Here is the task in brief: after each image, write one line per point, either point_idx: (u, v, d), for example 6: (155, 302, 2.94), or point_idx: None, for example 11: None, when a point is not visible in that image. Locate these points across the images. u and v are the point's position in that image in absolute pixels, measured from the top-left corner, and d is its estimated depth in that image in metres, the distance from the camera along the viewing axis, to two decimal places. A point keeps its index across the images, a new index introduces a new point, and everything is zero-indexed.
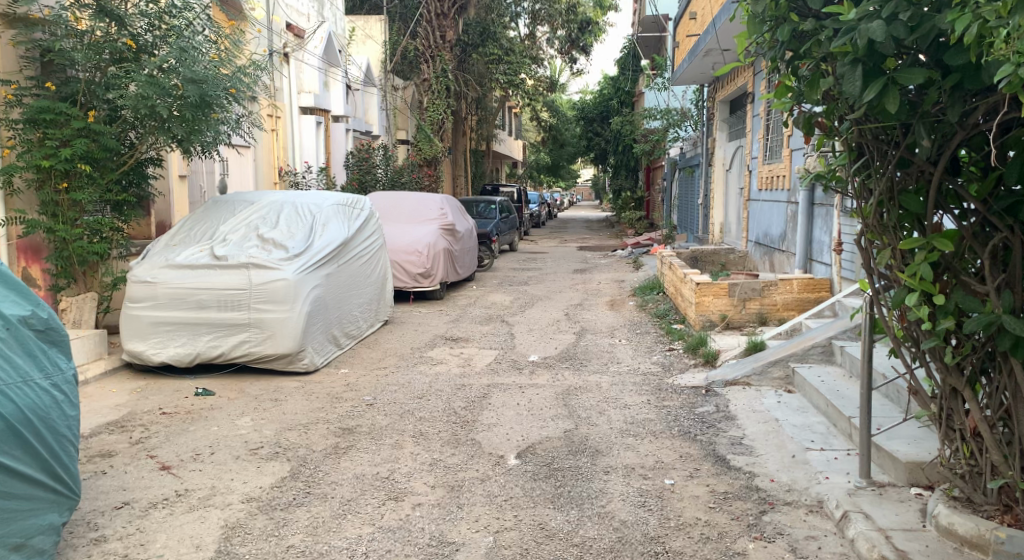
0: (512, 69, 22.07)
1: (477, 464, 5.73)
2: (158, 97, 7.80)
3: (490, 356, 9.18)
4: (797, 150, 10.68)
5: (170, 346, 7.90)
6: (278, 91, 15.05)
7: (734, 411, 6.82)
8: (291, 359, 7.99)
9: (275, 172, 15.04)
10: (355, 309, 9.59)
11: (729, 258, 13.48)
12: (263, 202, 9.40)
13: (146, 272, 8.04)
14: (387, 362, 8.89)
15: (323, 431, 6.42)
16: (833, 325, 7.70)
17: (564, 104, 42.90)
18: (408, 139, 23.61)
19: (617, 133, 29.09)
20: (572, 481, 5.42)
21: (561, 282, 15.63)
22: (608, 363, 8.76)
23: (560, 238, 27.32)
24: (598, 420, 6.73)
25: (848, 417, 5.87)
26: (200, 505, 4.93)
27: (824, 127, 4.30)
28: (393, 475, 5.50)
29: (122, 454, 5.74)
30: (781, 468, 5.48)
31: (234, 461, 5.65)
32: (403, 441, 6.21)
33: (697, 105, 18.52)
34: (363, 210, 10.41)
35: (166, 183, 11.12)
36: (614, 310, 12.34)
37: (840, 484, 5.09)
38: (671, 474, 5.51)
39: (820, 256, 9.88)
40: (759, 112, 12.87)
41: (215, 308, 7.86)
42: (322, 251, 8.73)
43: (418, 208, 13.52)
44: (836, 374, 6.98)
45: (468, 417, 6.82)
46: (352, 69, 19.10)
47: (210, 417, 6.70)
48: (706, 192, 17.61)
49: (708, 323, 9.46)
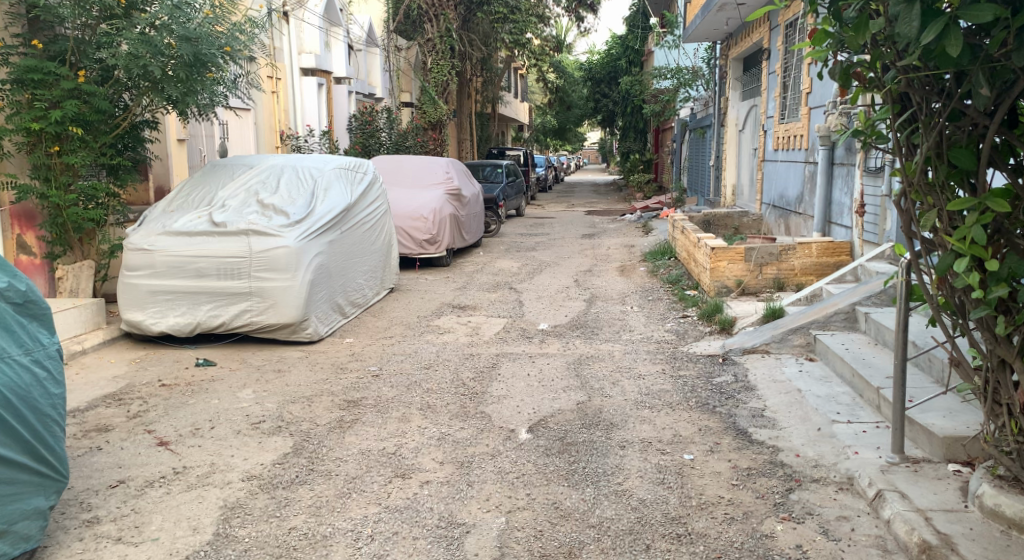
0: (518, 27, 21.58)
1: (488, 438, 5.49)
2: (151, 57, 7.54)
3: (499, 324, 8.92)
4: (817, 108, 10.33)
5: (169, 316, 7.65)
6: (278, 51, 14.69)
7: (754, 381, 6.55)
8: (295, 329, 7.74)
9: (276, 135, 14.72)
10: (360, 277, 9.32)
11: (742, 221, 13.15)
12: (263, 165, 9.12)
13: (143, 239, 7.77)
14: (393, 331, 8.63)
15: (327, 404, 6.18)
16: (856, 290, 7.40)
17: (570, 65, 42.28)
18: (412, 101, 23.29)
19: (625, 94, 28.60)
20: (587, 456, 5.18)
21: (569, 247, 15.32)
22: (620, 332, 8.48)
23: (568, 203, 26.94)
24: (612, 391, 6.47)
25: (876, 388, 5.60)
26: (198, 483, 4.68)
27: (864, 77, 4.04)
28: (399, 451, 5.26)
29: (119, 429, 5.50)
30: (807, 442, 5.21)
31: (234, 436, 5.40)
32: (410, 414, 5.96)
33: (709, 64, 18.12)
34: (366, 173, 10.11)
35: (164, 146, 10.83)
36: (625, 275, 12.04)
37: (870, 460, 4.84)
38: (691, 449, 5.25)
39: (840, 218, 9.56)
40: (774, 69, 12.50)
41: (215, 276, 7.60)
42: (325, 216, 8.45)
43: (423, 171, 13.20)
44: (861, 342, 6.70)
45: (477, 388, 6.58)
46: (353, 28, 18.69)
47: (211, 389, 6.46)
48: (717, 154, 17.24)
49: (723, 289, 9.16)
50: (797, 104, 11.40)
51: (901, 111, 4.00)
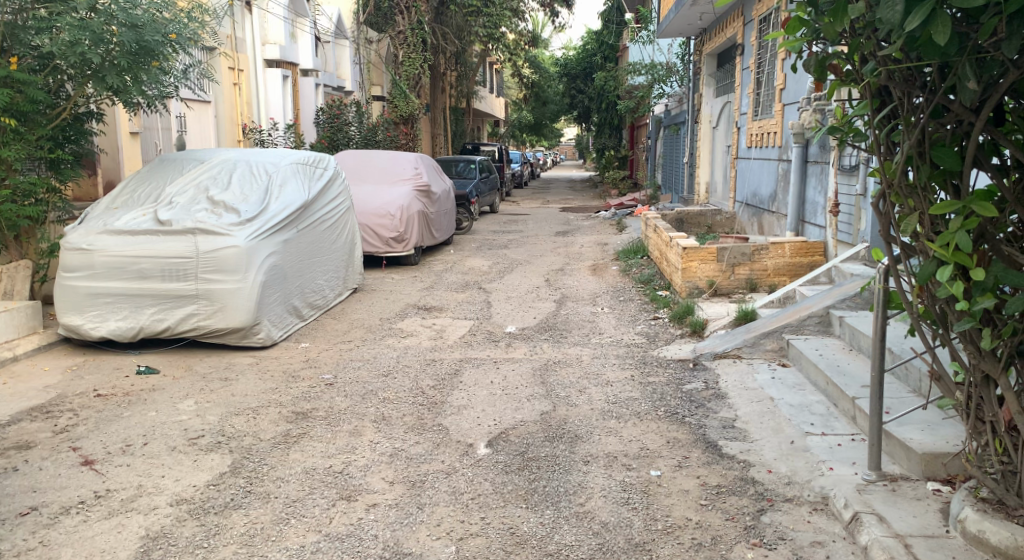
0: (491, 21, 21.03)
1: (443, 454, 5.14)
2: (91, 44, 7.29)
3: (464, 327, 8.57)
4: (791, 104, 10.06)
5: (109, 321, 7.26)
6: (239, 43, 14.33)
7: (725, 388, 6.24)
8: (245, 333, 7.37)
9: (239, 129, 14.35)
10: (319, 278, 8.95)
11: (716, 219, 12.87)
12: (215, 160, 8.71)
13: (82, 238, 7.38)
14: (353, 335, 8.25)
15: (275, 416, 5.81)
16: (831, 292, 7.11)
17: (547, 60, 41.99)
18: (383, 95, 22.90)
19: (601, 89, 28.30)
20: (548, 473, 4.84)
21: (542, 245, 14.99)
22: (589, 335, 8.16)
23: (544, 200, 26.62)
24: (578, 400, 6.14)
25: (853, 398, 5.29)
26: (120, 509, 4.37)
27: (839, 69, 3.75)
28: (347, 469, 4.91)
29: (42, 446, 5.17)
30: (779, 456, 4.89)
31: (168, 455, 5.05)
32: (363, 427, 5.61)
33: (684, 59, 17.89)
34: (326, 168, 9.72)
35: (113, 139, 10.50)
36: (597, 274, 11.73)
37: (846, 477, 4.52)
38: (657, 464, 4.94)
39: (814, 217, 9.29)
40: (748, 64, 12.24)
41: (159, 278, 7.22)
42: (279, 214, 8.07)
43: (390, 167, 12.81)
44: (836, 347, 6.41)
45: (437, 398, 6.23)
46: (321, 20, 18.32)
47: (150, 400, 6.09)
48: (692, 150, 16.99)
49: (695, 290, 8.86)
50: (771, 100, 11.12)
51: (881, 105, 3.69)
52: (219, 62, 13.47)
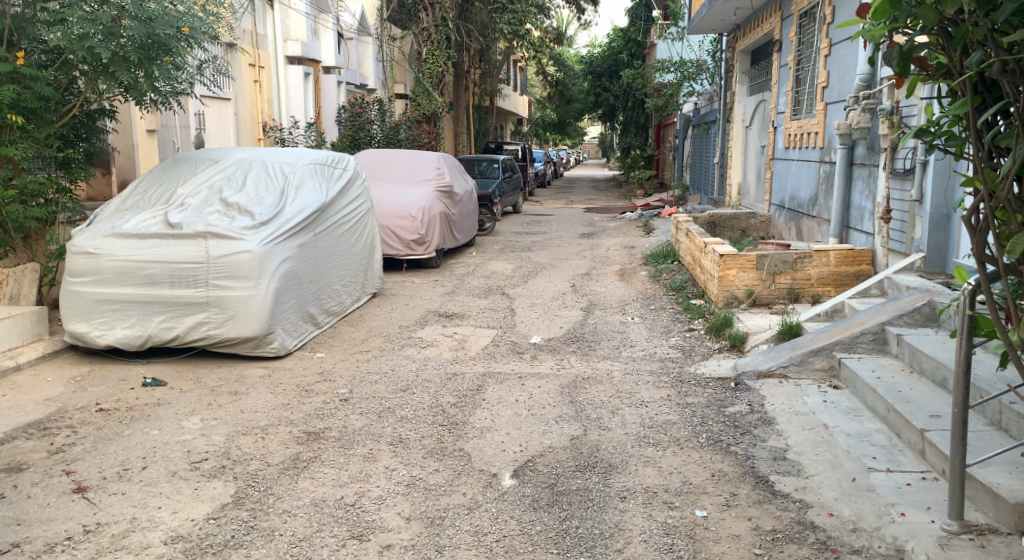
0: (516, 18, 20.55)
1: (465, 486, 4.68)
2: (99, 37, 6.91)
3: (487, 337, 8.11)
4: (835, 103, 9.54)
5: (117, 329, 6.86)
6: (260, 38, 13.97)
7: (772, 412, 5.74)
8: (258, 342, 6.96)
9: (259, 127, 14.00)
10: (336, 283, 8.52)
11: (749, 223, 12.34)
12: (230, 160, 8.31)
13: (88, 241, 6.99)
14: (370, 344, 7.82)
15: (284, 437, 5.37)
16: (885, 307, 6.57)
17: (571, 59, 41.44)
18: (406, 93, 22.50)
19: (627, 87, 27.75)
20: (581, 512, 4.39)
21: (567, 248, 14.50)
22: (620, 347, 7.68)
23: (567, 200, 26.10)
24: (611, 423, 5.66)
25: (920, 429, 4.78)
26: (109, 547, 3.99)
27: (928, 64, 3.35)
28: (360, 502, 4.48)
29: (33, 469, 4.78)
30: (841, 497, 4.41)
31: (167, 481, 4.63)
32: (378, 451, 5.16)
33: (714, 56, 17.36)
34: (346, 169, 9.29)
35: (127, 136, 10.17)
36: (625, 281, 11.23)
37: (921, 525, 4.05)
38: (703, 502, 4.46)
39: (859, 224, 8.75)
40: (786, 61, 11.71)
41: (169, 284, 6.82)
42: (295, 217, 7.65)
43: (413, 166, 12.38)
44: (894, 369, 5.88)
45: (458, 418, 5.77)
46: (344, 16, 17.96)
47: (154, 416, 5.69)
48: (722, 150, 16.43)
49: (732, 299, 8.36)
50: (811, 99, 10.60)
51: (981, 104, 3.29)
52: (238, 59, 13.13)
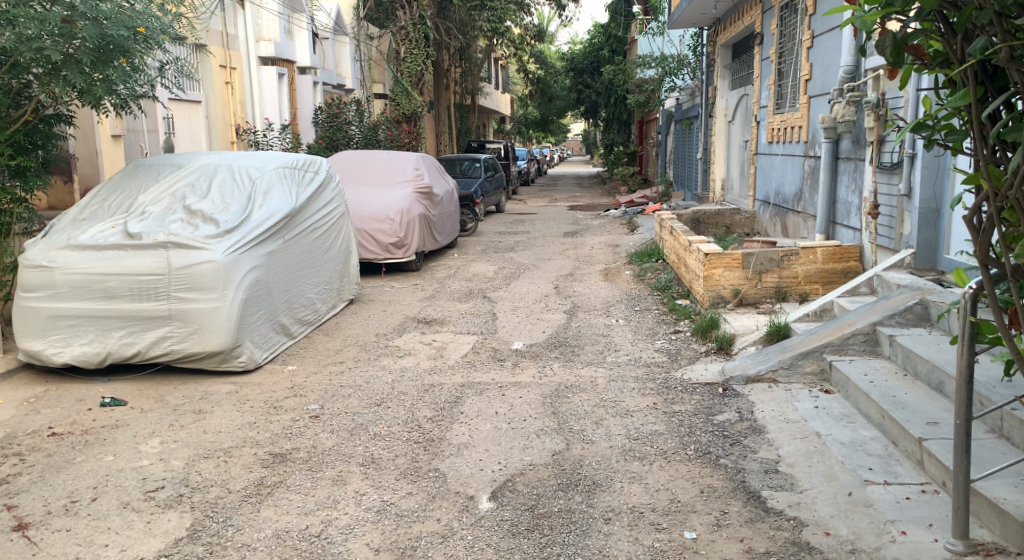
0: (495, 15, 20.25)
1: (440, 510, 4.40)
2: (47, 38, 6.60)
3: (467, 344, 7.81)
4: (819, 97, 9.29)
5: (74, 345, 6.54)
6: (230, 39, 13.65)
7: (762, 420, 5.47)
8: (224, 357, 6.65)
9: (233, 130, 13.67)
10: (310, 290, 8.22)
11: (735, 219, 12.09)
12: (194, 165, 7.98)
13: (42, 254, 6.67)
14: (345, 355, 7.50)
15: (248, 459, 5.07)
16: (876, 306, 6.31)
17: (553, 56, 41.18)
18: (386, 93, 22.18)
19: (609, 84, 27.51)
20: (562, 537, 4.12)
21: (551, 248, 14.21)
22: (604, 352, 7.40)
23: (552, 198, 25.81)
24: (594, 435, 5.38)
25: (917, 438, 4.53)
26: None
27: (923, 53, 3.13)
28: (325, 532, 4.19)
29: None
30: (837, 513, 4.17)
31: (117, 516, 4.34)
32: (348, 473, 4.86)
33: (695, 51, 17.12)
34: (318, 172, 8.96)
35: (89, 140, 9.83)
36: (610, 281, 10.95)
37: (924, 546, 3.80)
38: (691, 523, 4.20)
39: (846, 219, 8.50)
40: (768, 54, 11.47)
41: (128, 298, 6.51)
42: (263, 224, 7.34)
43: (390, 168, 12.07)
44: (887, 372, 5.64)
45: (434, 434, 5.48)
46: (320, 16, 17.64)
47: (110, 440, 5.38)
48: (706, 145, 16.18)
49: (717, 300, 8.10)
50: (794, 93, 10.35)
51: (984, 96, 3.06)
52: (208, 61, 12.81)
